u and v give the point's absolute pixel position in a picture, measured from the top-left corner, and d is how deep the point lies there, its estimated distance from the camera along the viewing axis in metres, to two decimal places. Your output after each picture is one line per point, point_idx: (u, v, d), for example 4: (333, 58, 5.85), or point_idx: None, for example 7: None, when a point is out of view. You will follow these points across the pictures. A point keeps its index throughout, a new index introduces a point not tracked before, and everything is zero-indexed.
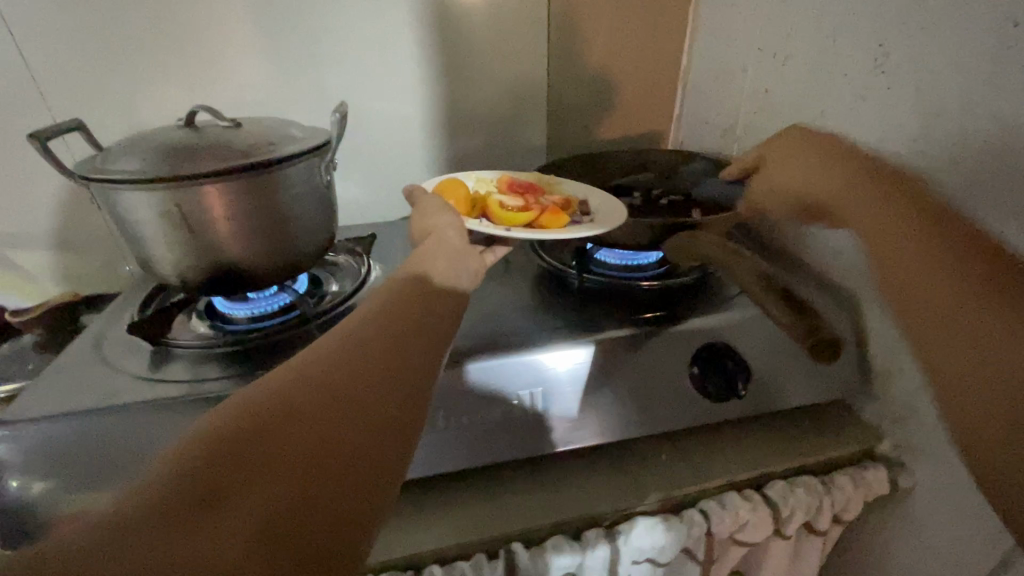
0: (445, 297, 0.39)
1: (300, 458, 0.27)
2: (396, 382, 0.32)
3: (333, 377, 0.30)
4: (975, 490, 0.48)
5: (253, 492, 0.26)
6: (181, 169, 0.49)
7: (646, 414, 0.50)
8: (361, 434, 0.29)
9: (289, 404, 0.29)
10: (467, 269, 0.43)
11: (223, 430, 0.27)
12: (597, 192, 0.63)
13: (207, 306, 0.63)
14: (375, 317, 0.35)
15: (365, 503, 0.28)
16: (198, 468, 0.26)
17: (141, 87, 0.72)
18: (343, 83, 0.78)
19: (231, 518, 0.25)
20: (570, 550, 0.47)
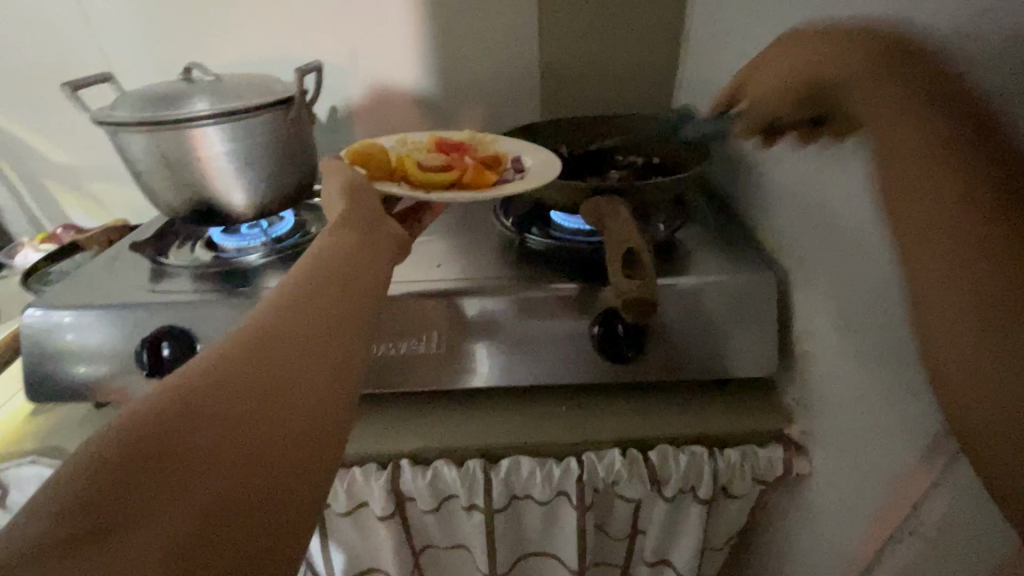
0: (369, 270, 0.41)
1: (221, 464, 0.26)
2: (313, 368, 0.32)
3: (266, 358, 0.31)
4: (859, 478, 0.48)
5: (167, 504, 0.24)
6: (158, 114, 0.59)
7: (539, 362, 0.55)
8: (301, 409, 0.30)
9: (204, 403, 0.28)
10: (388, 229, 0.48)
11: (126, 442, 0.25)
12: (532, 152, 0.68)
13: (209, 237, 0.75)
14: (288, 298, 0.35)
15: (315, 474, 0.29)
16: (98, 488, 0.24)
17: (180, 44, 0.84)
18: (346, 43, 0.84)
19: (145, 537, 0.23)
20: (449, 472, 0.53)
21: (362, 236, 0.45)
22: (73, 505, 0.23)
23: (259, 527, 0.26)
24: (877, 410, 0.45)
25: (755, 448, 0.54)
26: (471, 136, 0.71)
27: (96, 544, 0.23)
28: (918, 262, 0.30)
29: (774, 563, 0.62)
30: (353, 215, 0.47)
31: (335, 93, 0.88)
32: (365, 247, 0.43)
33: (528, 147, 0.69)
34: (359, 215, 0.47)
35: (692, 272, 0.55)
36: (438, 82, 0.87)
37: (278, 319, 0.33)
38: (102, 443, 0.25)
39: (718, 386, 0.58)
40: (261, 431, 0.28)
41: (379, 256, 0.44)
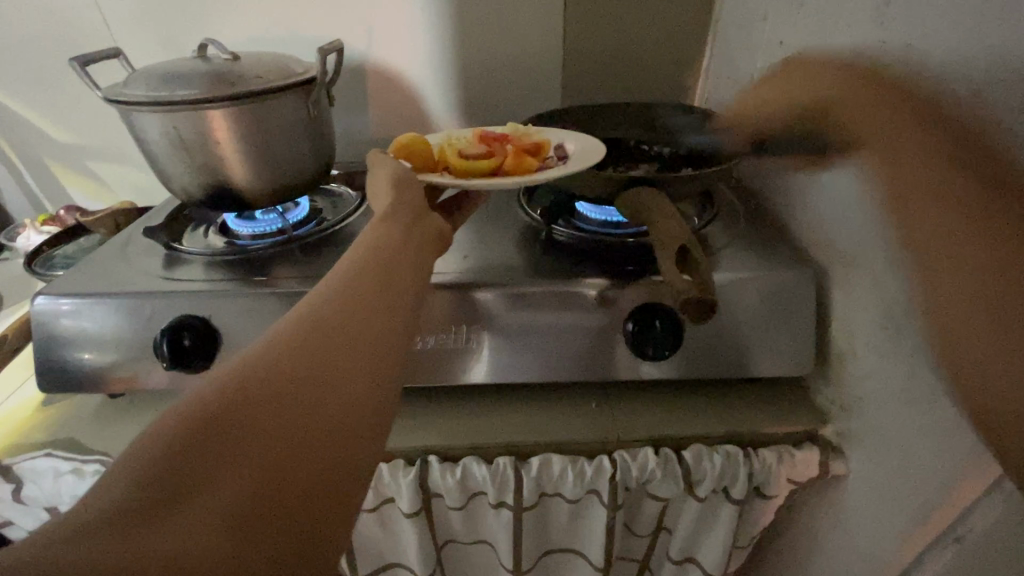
0: (410, 268, 0.41)
1: (271, 448, 0.27)
2: (357, 361, 0.32)
3: (308, 356, 0.31)
4: (900, 483, 0.47)
5: (218, 486, 0.26)
6: (175, 94, 0.56)
7: (571, 360, 0.53)
8: (340, 409, 0.30)
9: (256, 389, 0.29)
10: (427, 227, 0.47)
11: (184, 421, 0.27)
12: (574, 138, 0.66)
13: (222, 223, 0.73)
14: (334, 291, 0.36)
15: (349, 478, 0.29)
16: (160, 464, 0.26)
17: (187, 19, 0.80)
18: (360, 22, 0.81)
19: (200, 512, 0.25)
20: (479, 470, 0.52)
21: (401, 229, 0.44)
22: (137, 478, 0.25)
23: (302, 510, 0.27)
24: (926, 415, 0.43)
25: (789, 448, 0.53)
26: (513, 125, 0.70)
27: (158, 515, 0.24)
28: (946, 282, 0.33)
29: (801, 560, 0.62)
30: (394, 205, 0.47)
31: (349, 75, 0.85)
32: (405, 242, 0.43)
33: (571, 134, 0.67)
34: (400, 206, 0.47)
35: (731, 268, 0.54)
36: (457, 66, 0.84)
37: (326, 310, 0.34)
38: (165, 422, 0.27)
39: (752, 383, 0.57)
40: (306, 420, 0.29)
41: (419, 252, 0.44)
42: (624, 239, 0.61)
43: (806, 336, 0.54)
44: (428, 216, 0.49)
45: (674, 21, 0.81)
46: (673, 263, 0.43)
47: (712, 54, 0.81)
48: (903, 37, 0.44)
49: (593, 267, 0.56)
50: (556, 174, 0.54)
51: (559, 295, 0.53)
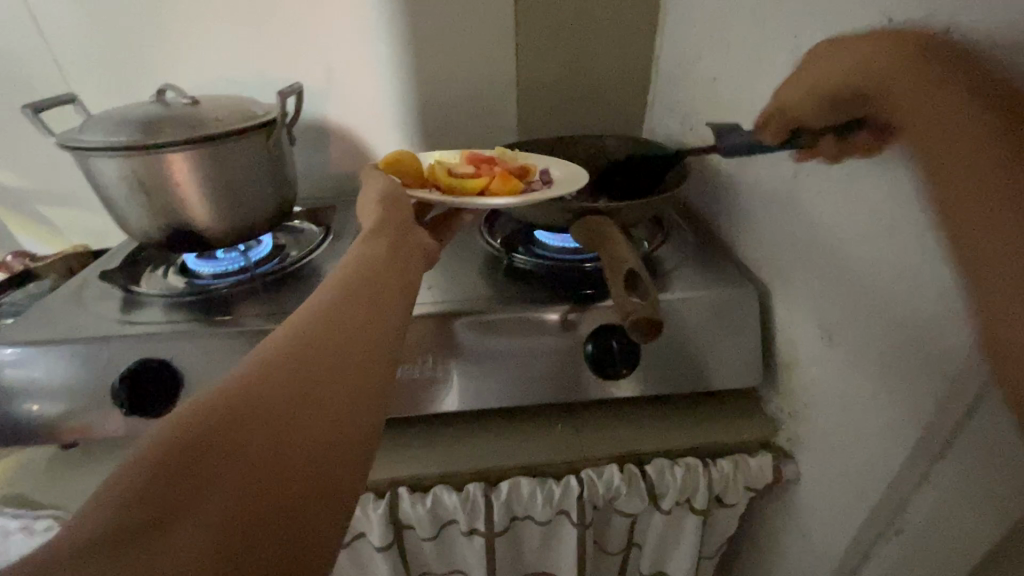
0: (401, 288, 0.42)
1: (262, 464, 0.28)
2: (347, 378, 0.33)
3: (302, 374, 0.32)
4: (845, 483, 0.50)
5: (212, 500, 0.26)
6: (132, 138, 0.56)
7: (535, 384, 0.55)
8: (331, 424, 0.31)
9: (248, 409, 0.30)
10: (420, 247, 0.48)
11: (179, 441, 0.28)
12: (557, 165, 0.69)
13: (182, 263, 0.72)
14: (321, 312, 0.37)
15: (340, 490, 0.30)
16: (157, 482, 0.26)
17: (143, 63, 0.81)
18: (320, 65, 0.83)
19: (194, 527, 0.25)
20: (449, 498, 0.53)
21: (388, 247, 0.45)
22: (133, 496, 0.26)
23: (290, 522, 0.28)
24: (864, 416, 0.47)
25: (746, 456, 0.56)
26: (500, 149, 0.72)
27: (152, 531, 0.25)
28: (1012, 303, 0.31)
29: (767, 566, 0.64)
30: (386, 226, 0.48)
31: (311, 115, 0.87)
32: (391, 261, 0.44)
33: (555, 160, 0.70)
34: (392, 225, 0.48)
35: (681, 288, 0.57)
36: (416, 103, 0.87)
37: (314, 331, 0.35)
38: (161, 443, 0.28)
39: (708, 396, 0.60)
40: (299, 433, 0.30)
41: (405, 270, 0.44)
42: (581, 264, 0.64)
43: (754, 350, 0.58)
44: (415, 232, 0.49)
45: (619, 59, 0.87)
46: (622, 286, 0.46)
47: (656, 89, 0.87)
48: None
49: (552, 293, 0.59)
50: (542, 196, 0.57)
51: (522, 322, 0.55)
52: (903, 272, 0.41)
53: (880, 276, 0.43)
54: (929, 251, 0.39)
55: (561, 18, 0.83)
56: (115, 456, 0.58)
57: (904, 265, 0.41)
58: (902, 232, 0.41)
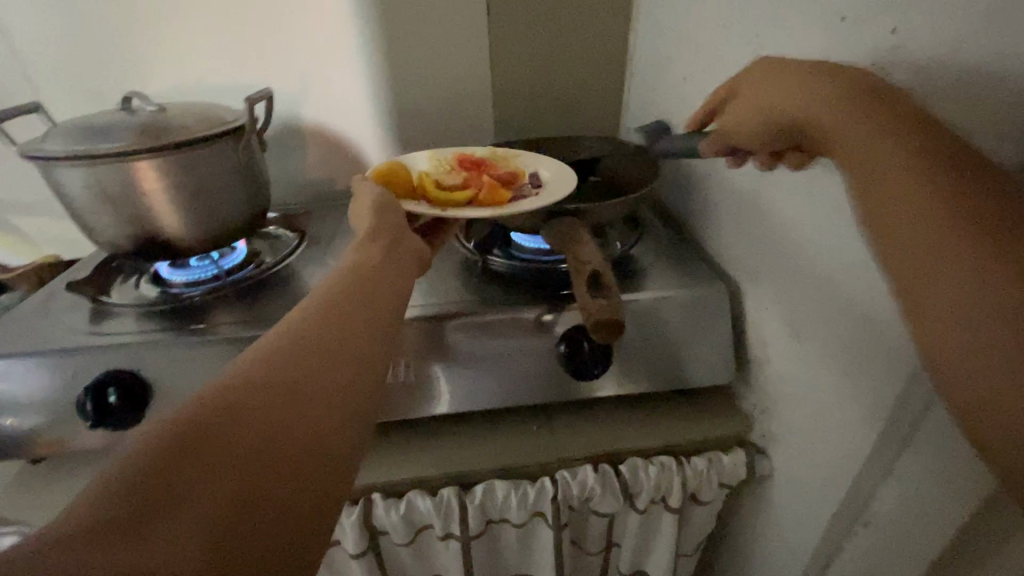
0: (393, 288, 0.41)
1: (262, 457, 0.27)
2: (347, 373, 0.32)
3: (302, 366, 0.31)
4: (815, 478, 0.51)
5: (213, 492, 0.24)
6: (96, 147, 0.55)
7: (508, 386, 0.55)
8: (332, 418, 0.30)
9: (240, 405, 0.28)
10: (411, 252, 0.47)
11: (171, 434, 0.26)
12: (550, 165, 0.68)
13: (154, 272, 0.71)
14: (318, 311, 0.35)
15: (338, 488, 0.29)
16: (143, 476, 0.24)
17: (112, 71, 0.80)
18: (293, 70, 0.83)
19: (182, 525, 0.23)
20: (423, 503, 0.52)
21: (382, 253, 0.44)
22: (115, 490, 0.23)
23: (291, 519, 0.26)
24: (832, 411, 0.47)
25: (720, 454, 0.56)
26: (493, 150, 0.72)
27: (136, 528, 0.22)
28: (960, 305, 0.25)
29: (745, 562, 0.64)
30: (376, 228, 0.47)
31: (285, 121, 0.86)
32: (386, 267, 0.43)
33: (548, 160, 0.70)
34: (384, 229, 0.47)
35: (654, 287, 0.57)
36: (391, 107, 0.86)
37: (310, 329, 0.33)
38: (147, 436, 0.26)
39: (683, 394, 0.60)
40: (301, 427, 0.29)
41: (399, 276, 0.43)
42: (556, 265, 0.64)
43: (728, 348, 0.58)
44: (409, 239, 0.48)
45: (595, 59, 0.87)
46: (586, 284, 0.47)
47: (631, 89, 0.87)
48: None
49: (526, 295, 0.59)
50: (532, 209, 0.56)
51: (494, 325, 0.54)
52: (863, 269, 0.42)
53: (844, 272, 0.43)
54: None
55: (535, 20, 0.83)
56: (84, 469, 0.57)
57: (864, 261, 0.41)
58: (862, 228, 0.41)
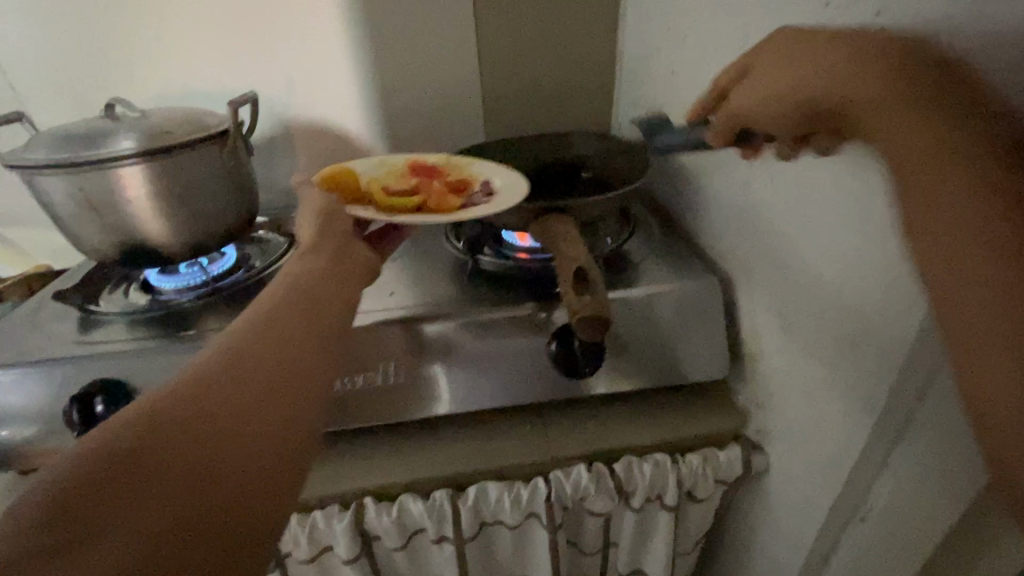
0: (336, 298, 0.41)
1: (181, 484, 0.28)
2: (278, 391, 0.33)
3: (228, 387, 0.32)
4: (811, 472, 0.50)
5: (129, 524, 0.26)
6: (78, 155, 0.55)
7: (499, 386, 0.54)
8: (259, 439, 0.31)
9: (161, 430, 0.29)
10: (358, 258, 0.46)
11: (89, 464, 0.27)
12: (503, 171, 0.67)
13: (144, 279, 0.71)
14: (255, 327, 0.36)
15: (265, 508, 0.30)
16: (65, 504, 0.26)
17: (98, 78, 0.80)
18: (280, 73, 0.82)
19: (104, 552, 0.25)
20: (416, 506, 0.52)
21: (327, 260, 0.44)
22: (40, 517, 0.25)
23: (210, 544, 0.27)
24: (825, 405, 0.47)
25: (714, 450, 0.56)
26: (445, 157, 0.71)
27: (59, 556, 0.24)
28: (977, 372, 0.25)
29: (744, 558, 0.64)
30: (323, 237, 0.47)
31: (274, 124, 0.86)
32: (330, 276, 0.42)
33: (502, 167, 0.69)
34: (329, 236, 0.47)
35: (645, 282, 0.56)
36: (379, 107, 0.86)
37: (244, 345, 0.34)
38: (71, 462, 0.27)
39: (677, 391, 0.59)
40: (226, 449, 0.30)
41: (346, 284, 0.43)
42: (546, 263, 0.63)
43: (721, 342, 0.57)
44: (356, 244, 0.48)
45: (583, 54, 0.86)
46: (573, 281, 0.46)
47: (621, 84, 0.87)
48: None
49: (516, 294, 0.58)
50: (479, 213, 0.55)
51: (484, 324, 0.54)
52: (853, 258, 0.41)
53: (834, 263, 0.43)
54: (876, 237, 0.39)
55: (521, 16, 0.82)
56: None
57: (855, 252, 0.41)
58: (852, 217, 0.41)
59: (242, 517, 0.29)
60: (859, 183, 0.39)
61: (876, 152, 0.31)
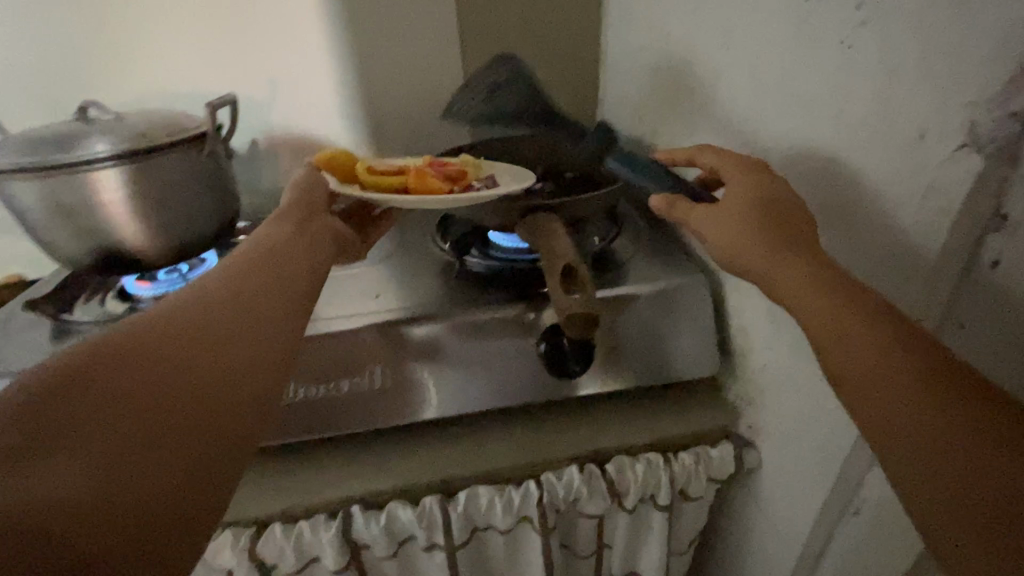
0: (300, 262, 0.43)
1: (137, 403, 0.28)
2: (237, 332, 0.34)
3: (186, 327, 0.33)
4: (803, 467, 0.50)
5: (83, 433, 0.26)
6: (50, 159, 0.53)
7: (488, 389, 0.53)
8: (218, 371, 0.32)
9: (119, 358, 0.30)
10: (328, 231, 0.49)
11: (46, 385, 0.28)
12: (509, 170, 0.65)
13: (121, 287, 0.69)
14: (222, 279, 0.38)
15: (223, 432, 0.30)
16: (32, 415, 0.26)
17: (71, 82, 0.77)
18: (259, 76, 0.81)
19: (70, 455, 0.26)
20: (405, 513, 0.51)
21: (293, 228, 0.46)
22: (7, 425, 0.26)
23: (165, 459, 0.28)
24: (816, 399, 0.47)
25: (707, 448, 0.55)
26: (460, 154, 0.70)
27: (24, 458, 0.25)
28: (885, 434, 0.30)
29: (738, 556, 0.63)
30: (292, 210, 0.49)
31: (254, 128, 0.84)
32: (297, 241, 0.45)
33: (511, 167, 0.66)
34: (300, 210, 0.49)
35: (634, 281, 0.56)
36: (362, 110, 0.85)
37: (210, 293, 0.36)
38: (37, 381, 0.28)
39: (669, 390, 0.59)
40: (182, 377, 0.30)
41: (313, 250, 0.45)
42: (534, 263, 0.62)
43: (712, 339, 0.57)
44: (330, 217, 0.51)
45: (567, 56, 0.86)
46: (559, 280, 0.45)
47: (605, 85, 0.87)
48: (745, 59, 0.49)
49: (505, 294, 0.57)
50: (453, 197, 0.52)
51: (473, 326, 0.53)
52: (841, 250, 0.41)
53: None
54: (862, 229, 0.39)
55: (504, 17, 0.82)
56: None
57: (843, 245, 0.41)
58: (839, 209, 0.41)
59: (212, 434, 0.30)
60: (845, 175, 0.39)
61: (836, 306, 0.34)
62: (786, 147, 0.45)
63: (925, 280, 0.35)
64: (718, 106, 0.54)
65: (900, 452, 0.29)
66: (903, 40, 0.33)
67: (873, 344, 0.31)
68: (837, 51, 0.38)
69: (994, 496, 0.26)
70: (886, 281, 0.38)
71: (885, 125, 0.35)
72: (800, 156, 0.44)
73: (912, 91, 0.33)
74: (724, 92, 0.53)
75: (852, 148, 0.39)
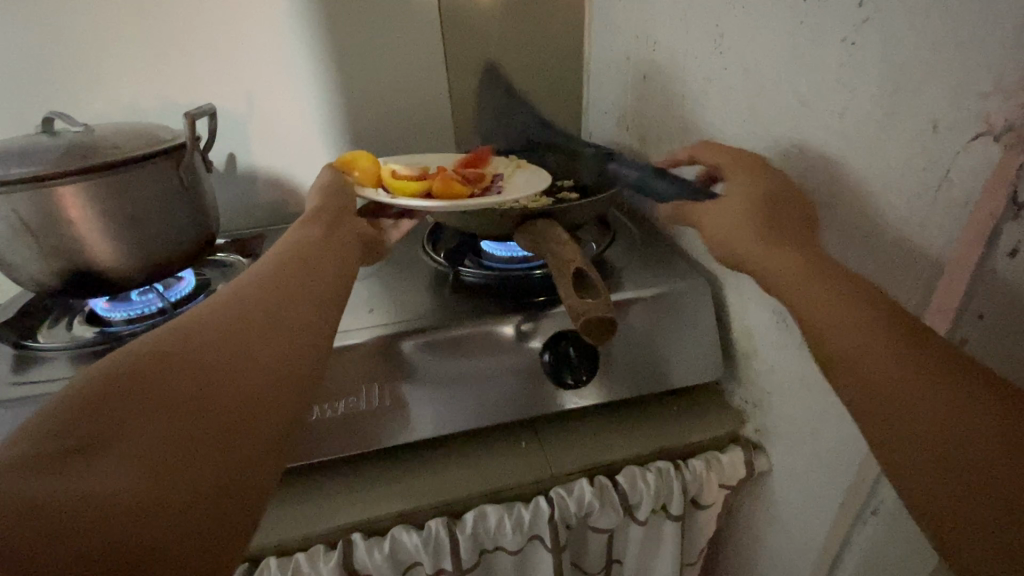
0: (329, 261, 0.42)
1: (191, 401, 0.27)
2: (275, 330, 0.33)
3: (232, 324, 0.32)
4: (817, 469, 0.49)
5: (144, 429, 0.25)
6: (9, 172, 0.49)
7: (492, 403, 0.51)
8: (264, 369, 0.30)
9: (169, 356, 0.28)
10: (353, 234, 0.48)
11: (96, 384, 0.26)
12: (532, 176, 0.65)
13: (90, 310, 0.64)
14: (254, 281, 0.36)
15: (271, 433, 0.29)
16: (73, 418, 0.24)
17: (25, 91, 0.72)
18: (235, 87, 0.78)
19: (120, 458, 0.24)
20: (410, 538, 0.48)
21: (322, 231, 0.46)
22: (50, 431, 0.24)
23: (219, 459, 0.26)
24: (827, 397, 0.46)
25: (717, 454, 0.55)
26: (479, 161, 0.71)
27: (81, 458, 0.23)
28: (884, 411, 0.28)
29: (750, 562, 0.63)
30: (320, 212, 0.49)
31: (229, 140, 0.81)
32: (326, 244, 0.44)
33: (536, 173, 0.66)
34: (326, 210, 0.49)
35: (630, 287, 0.55)
36: (345, 120, 0.83)
37: (244, 293, 0.35)
38: (75, 388, 0.26)
39: (673, 396, 0.58)
40: (231, 375, 0.29)
41: (339, 252, 0.44)
42: (530, 272, 0.61)
43: (716, 345, 0.57)
44: (352, 219, 0.51)
45: (551, 64, 0.86)
46: (570, 283, 0.45)
47: (590, 93, 0.87)
48: (739, 62, 0.50)
49: (506, 304, 0.55)
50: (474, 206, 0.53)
51: (474, 338, 0.51)
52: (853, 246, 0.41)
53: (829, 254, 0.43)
54: (877, 225, 0.39)
55: (488, 25, 0.81)
56: None
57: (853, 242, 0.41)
58: (848, 205, 0.41)
59: (250, 442, 0.28)
60: (856, 172, 0.40)
61: (822, 299, 0.33)
62: (786, 148, 0.46)
63: (940, 274, 0.35)
64: (713, 110, 0.54)
65: (904, 435, 0.27)
66: (912, 37, 0.34)
67: (863, 326, 0.31)
68: (840, 48, 0.39)
69: (989, 434, 0.25)
70: (902, 277, 0.38)
71: (896, 121, 0.36)
72: (801, 155, 0.44)
73: (924, 84, 0.34)
74: (719, 95, 0.53)
75: (859, 147, 0.39)
